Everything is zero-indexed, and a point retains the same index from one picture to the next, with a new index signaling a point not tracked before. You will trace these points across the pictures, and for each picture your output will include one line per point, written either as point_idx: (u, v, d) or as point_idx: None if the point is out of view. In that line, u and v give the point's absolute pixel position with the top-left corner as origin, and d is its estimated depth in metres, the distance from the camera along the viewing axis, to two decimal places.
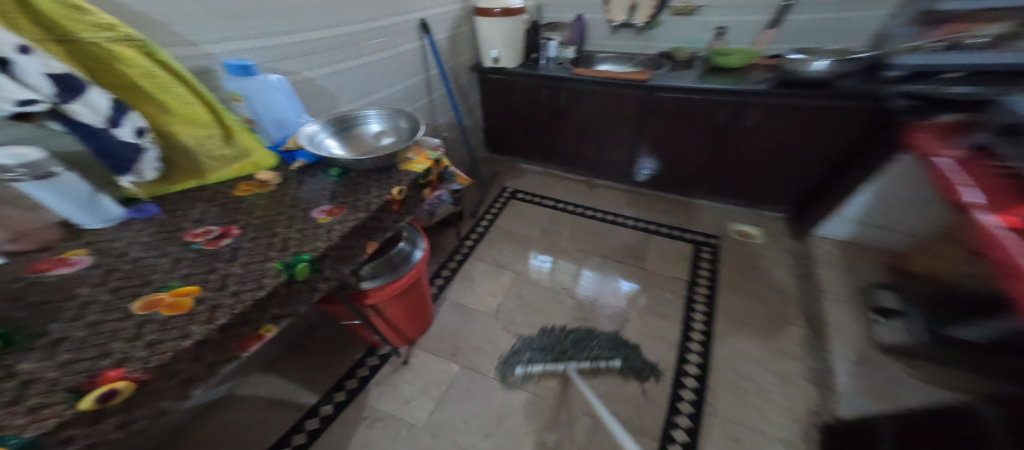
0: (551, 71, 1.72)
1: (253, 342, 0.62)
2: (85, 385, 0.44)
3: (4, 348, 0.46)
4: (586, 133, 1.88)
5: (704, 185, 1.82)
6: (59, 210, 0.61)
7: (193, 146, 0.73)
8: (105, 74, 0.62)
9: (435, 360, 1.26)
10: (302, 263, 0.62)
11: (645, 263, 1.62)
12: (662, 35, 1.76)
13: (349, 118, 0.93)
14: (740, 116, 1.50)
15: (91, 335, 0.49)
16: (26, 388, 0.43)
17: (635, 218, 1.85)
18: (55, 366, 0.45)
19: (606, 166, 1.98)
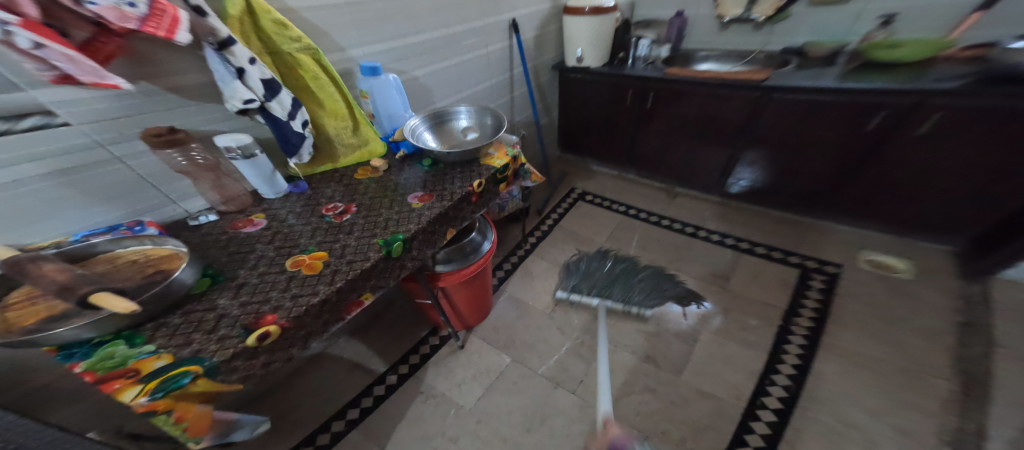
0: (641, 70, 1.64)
1: (355, 308, 0.70)
2: (251, 323, 0.56)
3: (211, 285, 0.60)
4: (678, 139, 1.73)
5: (831, 204, 1.53)
6: (254, 182, 0.75)
7: (333, 135, 0.86)
8: (290, 77, 0.77)
9: (489, 350, 1.31)
10: (398, 242, 0.70)
11: (729, 283, 1.45)
12: (786, 31, 1.53)
13: (445, 113, 1.01)
14: (906, 122, 1.20)
15: (260, 284, 0.61)
16: (219, 320, 0.56)
17: (723, 233, 1.67)
18: (237, 305, 0.58)
19: (700, 176, 1.79)
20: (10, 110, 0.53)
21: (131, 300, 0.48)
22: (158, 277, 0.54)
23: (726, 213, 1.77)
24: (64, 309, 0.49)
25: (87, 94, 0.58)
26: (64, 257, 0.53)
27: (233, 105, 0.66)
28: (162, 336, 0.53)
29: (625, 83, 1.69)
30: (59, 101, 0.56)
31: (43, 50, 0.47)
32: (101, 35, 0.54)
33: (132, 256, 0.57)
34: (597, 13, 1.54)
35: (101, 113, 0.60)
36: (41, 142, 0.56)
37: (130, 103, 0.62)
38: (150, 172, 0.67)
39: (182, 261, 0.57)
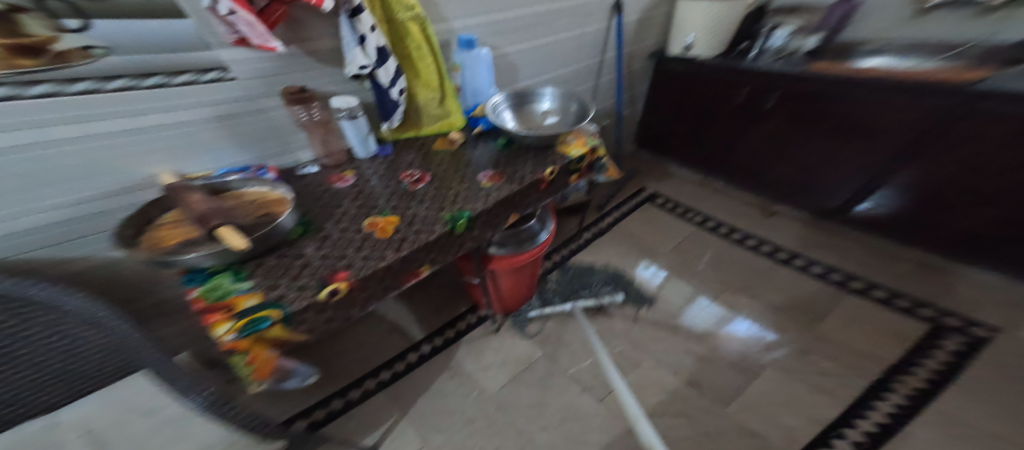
0: (769, 63, 1.40)
1: (412, 279, 0.73)
2: (325, 277, 0.61)
3: (304, 232, 0.69)
4: (799, 147, 1.46)
5: (1003, 257, 1.19)
6: (350, 140, 0.85)
7: (422, 104, 0.94)
8: (399, 46, 0.85)
9: (521, 343, 1.33)
10: (462, 220, 0.73)
11: (821, 323, 1.26)
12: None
13: (527, 94, 1.00)
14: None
15: (340, 240, 0.68)
16: (303, 268, 0.62)
17: (828, 266, 1.44)
18: (319, 256, 0.65)
19: (819, 195, 1.51)
20: (199, 65, 0.69)
21: (242, 239, 0.57)
22: (268, 218, 0.64)
23: (836, 245, 1.51)
24: (194, 236, 0.60)
25: (251, 54, 0.73)
26: (211, 188, 0.69)
27: (350, 70, 0.77)
28: (259, 273, 0.61)
29: (738, 79, 1.46)
30: (234, 59, 0.72)
31: (234, 15, 0.60)
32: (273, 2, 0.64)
33: (253, 195, 0.70)
34: None
35: (259, 72, 0.75)
36: (213, 91, 0.72)
37: (277, 65, 0.77)
38: (280, 125, 0.83)
39: (287, 205, 0.67)
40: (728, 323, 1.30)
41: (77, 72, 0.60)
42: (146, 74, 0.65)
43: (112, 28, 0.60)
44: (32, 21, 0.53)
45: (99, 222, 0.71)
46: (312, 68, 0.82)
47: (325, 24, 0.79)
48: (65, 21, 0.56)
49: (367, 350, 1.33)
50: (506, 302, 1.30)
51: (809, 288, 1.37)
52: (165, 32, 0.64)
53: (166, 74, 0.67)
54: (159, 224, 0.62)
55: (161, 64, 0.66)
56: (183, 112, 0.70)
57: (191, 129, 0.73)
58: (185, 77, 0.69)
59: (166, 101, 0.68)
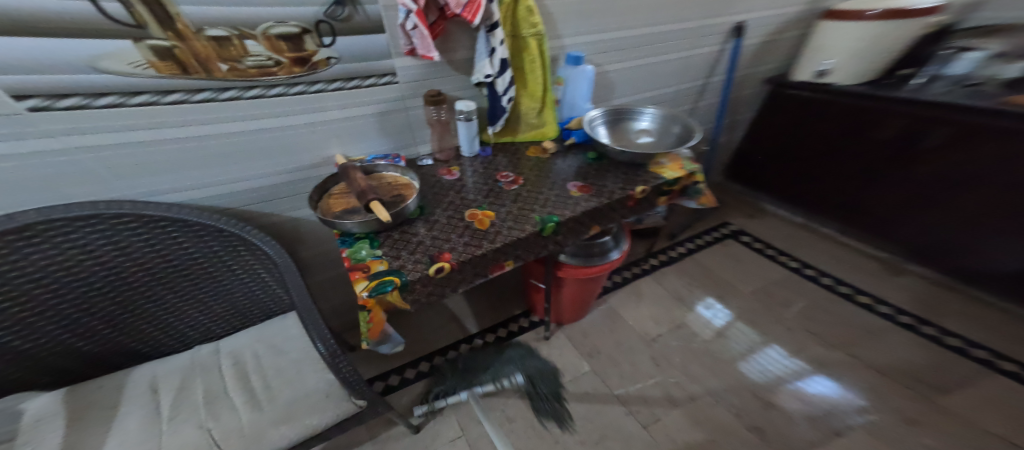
0: (938, 94, 1.21)
1: (496, 270, 0.79)
2: (433, 255, 0.72)
3: (421, 214, 0.82)
4: (949, 196, 1.27)
5: None
6: (460, 140, 0.97)
7: (523, 112, 1.02)
8: (517, 58, 0.94)
9: (572, 353, 1.34)
10: (551, 223, 0.80)
11: (935, 400, 1.09)
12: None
13: (627, 111, 1.03)
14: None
15: (446, 225, 0.80)
16: (418, 245, 0.75)
17: (948, 338, 1.24)
18: (430, 237, 0.76)
19: (965, 255, 1.31)
20: (382, 71, 0.85)
21: (385, 211, 0.71)
22: (402, 198, 0.79)
23: (965, 318, 1.29)
24: (353, 206, 0.77)
25: (416, 62, 0.88)
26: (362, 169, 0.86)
27: (476, 77, 0.90)
28: (387, 244, 0.75)
29: (886, 109, 1.30)
30: (403, 66, 0.87)
31: (415, 29, 0.76)
32: (439, 20, 0.81)
33: (389, 178, 0.86)
34: (891, 17, 1.19)
35: (417, 77, 0.90)
36: (384, 92, 0.88)
37: (430, 71, 0.91)
38: (416, 122, 0.97)
39: (413, 192, 0.81)
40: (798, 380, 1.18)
41: (316, 77, 0.79)
42: (351, 78, 0.83)
43: (347, 42, 0.78)
44: (310, 39, 0.73)
45: (287, 189, 0.91)
46: (447, 74, 0.94)
47: (466, 38, 0.90)
48: (324, 38, 0.75)
49: (429, 331, 1.43)
50: (561, 312, 1.33)
51: (927, 360, 1.19)
52: (371, 45, 0.81)
53: (362, 78, 0.84)
54: (329, 194, 0.80)
55: (363, 71, 0.83)
56: (361, 108, 0.88)
57: (361, 122, 0.90)
58: (372, 80, 0.85)
59: (354, 99, 0.86)
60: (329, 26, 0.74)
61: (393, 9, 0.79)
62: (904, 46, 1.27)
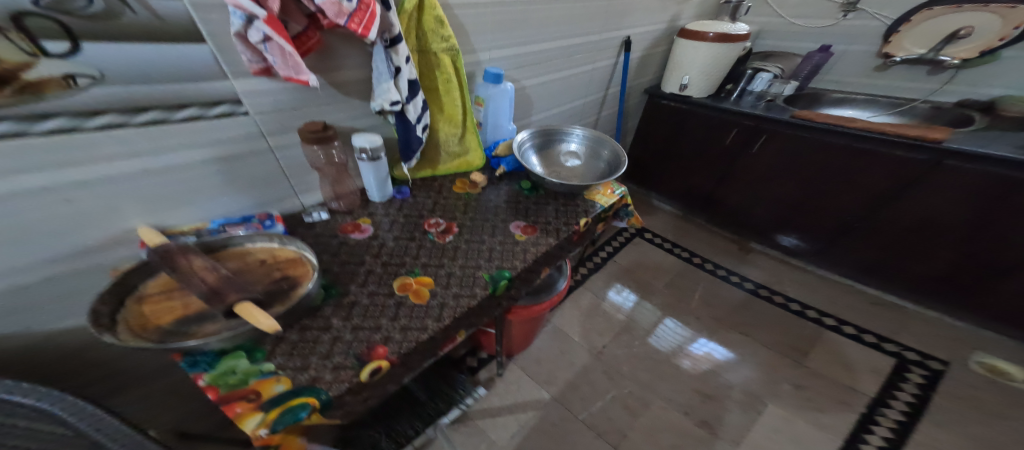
0: (758, 109, 1.48)
1: (448, 344, 0.65)
2: (362, 354, 0.53)
3: (326, 297, 0.61)
4: (776, 187, 1.55)
5: (939, 297, 1.36)
6: (366, 183, 0.77)
7: (441, 141, 0.88)
8: (427, 77, 0.80)
9: (528, 383, 1.23)
10: (503, 280, 0.67)
11: (807, 359, 1.31)
12: (974, 77, 1.31)
13: (555, 132, 0.98)
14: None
15: (370, 306, 0.60)
16: (335, 344, 0.54)
17: (792, 298, 1.53)
18: (349, 328, 0.56)
19: (786, 232, 1.62)
20: (208, 97, 0.56)
21: (272, 319, 0.50)
22: (287, 282, 0.59)
23: (811, 282, 1.60)
24: (196, 310, 0.54)
25: (270, 85, 0.61)
26: (204, 246, 0.60)
27: (377, 104, 0.71)
28: (281, 353, 0.52)
29: (729, 120, 1.54)
30: (250, 91, 0.59)
31: (266, 43, 0.53)
32: (309, 29, 0.59)
33: (260, 254, 0.63)
34: (724, 41, 1.42)
35: (275, 105, 0.63)
36: (221, 128, 0.59)
37: (299, 97, 0.66)
38: (290, 167, 0.71)
39: (308, 269, 0.61)
40: (689, 345, 1.36)
41: (44, 107, 0.45)
42: (138, 109, 0.51)
43: (106, 51, 0.46)
44: (2, 41, 0.40)
45: (52, 291, 0.55)
46: (331, 99, 0.71)
47: (359, 54, 0.70)
48: (47, 44, 0.42)
49: None
50: (511, 344, 1.21)
51: (801, 321, 1.44)
52: (173, 59, 0.51)
53: (163, 108, 0.52)
54: (139, 298, 0.54)
55: (162, 97, 0.52)
56: (181, 154, 0.57)
57: (191, 173, 0.59)
58: (190, 111, 0.55)
59: (159, 142, 0.54)
60: (59, 25, 0.42)
61: (218, 10, 0.52)
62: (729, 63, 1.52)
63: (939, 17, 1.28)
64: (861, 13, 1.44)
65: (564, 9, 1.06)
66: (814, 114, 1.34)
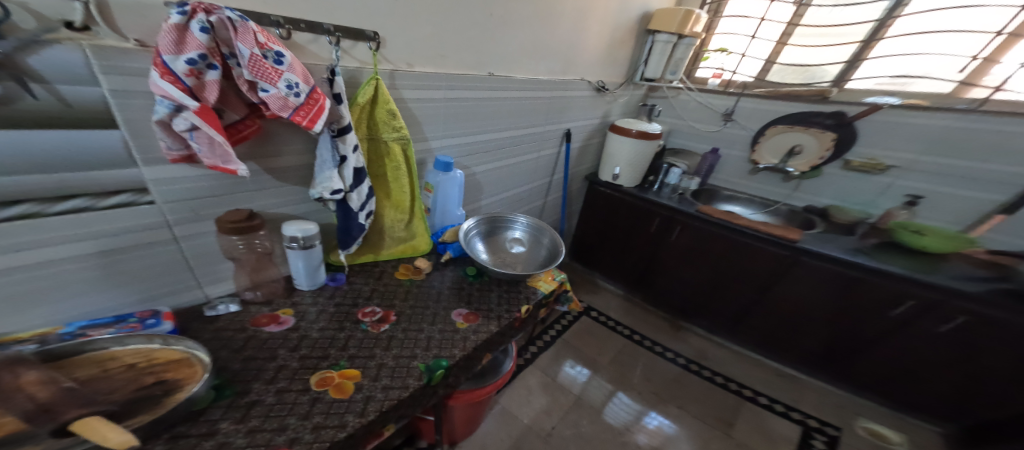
0: (672, 200, 1.70)
1: (371, 441, 0.57)
2: None
3: (214, 400, 0.50)
4: (692, 272, 1.73)
5: (829, 372, 1.54)
6: (295, 273, 0.71)
7: (387, 227, 0.86)
8: (376, 164, 0.80)
9: None
10: (440, 370, 0.62)
11: (733, 430, 1.37)
12: (813, 187, 1.63)
13: (500, 220, 1.02)
14: (929, 317, 1.23)
15: (276, 404, 0.51)
16: None
17: (717, 372, 1.64)
18: (243, 432, 0.48)
19: (703, 312, 1.78)
20: (108, 187, 0.50)
21: (126, 433, 0.41)
22: (166, 390, 0.49)
23: (729, 356, 1.74)
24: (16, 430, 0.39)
25: (191, 172, 0.56)
26: (46, 355, 0.47)
27: (318, 191, 0.67)
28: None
29: (651, 209, 1.74)
30: (163, 178, 0.54)
31: (194, 132, 0.49)
32: (248, 118, 0.57)
33: (128, 358, 0.51)
34: (643, 137, 1.65)
35: (189, 192, 0.57)
36: (109, 220, 0.51)
37: (225, 183, 0.60)
38: (197, 256, 0.62)
39: (196, 369, 0.52)
40: (643, 418, 1.37)
41: None
42: (6, 202, 0.44)
43: None
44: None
45: None
46: (270, 183, 0.67)
47: (304, 139, 0.68)
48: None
49: None
50: (453, 431, 1.10)
51: (724, 393, 1.53)
52: (67, 143, 0.45)
53: (40, 201, 0.46)
54: None
55: (40, 189, 0.45)
56: (48, 248, 0.48)
57: (56, 269, 0.50)
58: (74, 202, 0.48)
59: (17, 238, 0.45)
60: None
61: (144, 97, 0.49)
62: (650, 157, 1.76)
63: (781, 133, 1.63)
64: (736, 123, 1.76)
65: (508, 105, 1.15)
66: (712, 211, 1.58)
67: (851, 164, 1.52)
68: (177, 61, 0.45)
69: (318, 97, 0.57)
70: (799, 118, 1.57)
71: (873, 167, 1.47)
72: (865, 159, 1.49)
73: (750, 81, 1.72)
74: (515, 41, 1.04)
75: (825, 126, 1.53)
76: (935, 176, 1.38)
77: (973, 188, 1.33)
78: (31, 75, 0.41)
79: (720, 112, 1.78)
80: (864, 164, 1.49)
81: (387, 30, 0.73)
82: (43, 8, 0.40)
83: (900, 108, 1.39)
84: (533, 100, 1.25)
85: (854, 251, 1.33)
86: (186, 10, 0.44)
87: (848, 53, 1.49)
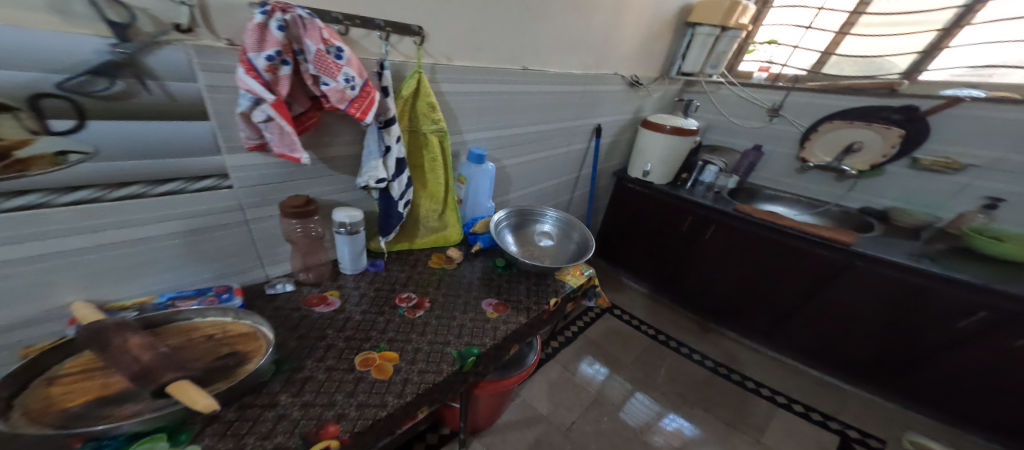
0: (707, 199, 1.65)
1: (407, 422, 0.61)
2: (310, 434, 0.49)
3: (275, 373, 0.55)
4: (727, 273, 1.68)
5: (874, 382, 1.46)
6: (341, 256, 0.76)
7: (422, 216, 0.90)
8: (414, 155, 0.83)
9: None
10: (472, 357, 0.65)
11: (765, 437, 1.33)
12: (872, 188, 1.54)
13: (531, 213, 1.04)
14: (1003, 330, 1.14)
15: (327, 381, 0.56)
16: (278, 422, 0.50)
17: (749, 376, 1.59)
18: (299, 404, 0.52)
19: (736, 314, 1.72)
20: (197, 172, 0.56)
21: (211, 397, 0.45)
22: (239, 359, 0.54)
23: (762, 361, 1.68)
24: (121, 389, 0.47)
25: (260, 161, 0.61)
26: (145, 322, 0.54)
27: (363, 179, 0.72)
28: (211, 434, 0.47)
29: (684, 208, 1.69)
30: (240, 165, 0.60)
31: (268, 122, 0.53)
32: (310, 110, 0.61)
33: (208, 329, 0.57)
34: (678, 133, 1.61)
35: (258, 179, 0.62)
36: (198, 202, 0.57)
37: (286, 172, 0.65)
38: (263, 239, 0.68)
39: (261, 343, 0.57)
40: (660, 419, 1.36)
41: (26, 182, 0.44)
42: (121, 184, 0.50)
43: (108, 131, 0.47)
44: (9, 120, 0.41)
45: None
46: (322, 174, 0.72)
47: (353, 132, 0.72)
48: (52, 121, 0.44)
49: None
50: (476, 419, 1.14)
51: (753, 399, 1.48)
52: (169, 133, 0.51)
53: (148, 183, 0.52)
54: (49, 381, 0.47)
55: (148, 172, 0.52)
56: (147, 226, 0.55)
57: (154, 244, 0.56)
58: (172, 185, 0.54)
59: (127, 216, 0.52)
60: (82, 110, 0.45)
61: (229, 91, 0.54)
62: (684, 154, 1.71)
63: (837, 129, 1.53)
64: (783, 118, 1.68)
65: (541, 99, 1.16)
66: (752, 210, 1.52)
67: (921, 162, 1.41)
68: (259, 58, 0.49)
69: (370, 90, 0.61)
70: (865, 112, 1.47)
71: (946, 166, 1.37)
72: (939, 157, 1.38)
73: (801, 75, 1.63)
74: (552, 35, 1.05)
75: (892, 122, 1.42)
76: (1013, 175, 1.27)
77: None
78: (148, 72, 0.47)
79: (766, 107, 1.70)
80: (937, 162, 1.38)
81: (431, 25, 0.76)
82: (159, 12, 0.46)
83: (986, 101, 1.27)
84: (566, 94, 1.26)
85: (913, 257, 1.24)
86: (267, 10, 0.48)
87: (925, 42, 1.39)
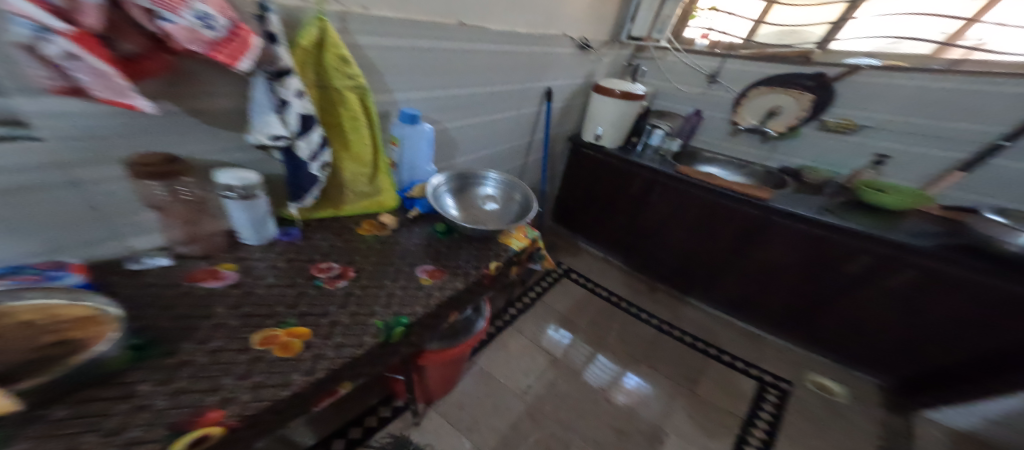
0: (654, 163, 1.69)
1: (325, 398, 0.56)
2: (183, 422, 0.42)
3: (136, 361, 0.47)
4: (669, 235, 1.75)
5: (789, 328, 1.62)
6: (240, 226, 0.67)
7: (347, 181, 0.81)
8: (326, 111, 0.73)
9: (449, 432, 1.14)
10: (400, 327, 0.60)
11: (697, 387, 1.45)
12: (789, 149, 1.64)
13: (470, 176, 0.99)
14: (881, 271, 1.29)
15: (209, 365, 0.49)
16: (137, 413, 0.42)
17: (687, 331, 1.71)
18: (168, 393, 0.45)
19: (678, 274, 1.82)
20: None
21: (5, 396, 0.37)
22: (70, 347, 0.45)
23: (699, 316, 1.80)
24: None
25: (79, 107, 0.49)
26: None
27: (257, 137, 0.62)
28: (29, 438, 0.38)
29: (634, 173, 1.72)
30: (48, 111, 0.47)
31: (72, 62, 0.40)
32: (150, 53, 0.49)
33: (24, 315, 0.46)
34: (628, 98, 1.60)
35: (84, 129, 0.51)
36: None
37: (133, 124, 0.55)
38: (108, 206, 0.58)
39: (105, 325, 0.48)
40: (621, 379, 1.42)
41: None
42: None
43: None
44: None
45: None
46: (191, 127, 0.61)
47: (231, 78, 0.62)
48: None
49: None
50: (429, 390, 1.12)
51: (690, 352, 1.60)
52: None
53: None
54: None
55: None
56: None
57: None
58: None
59: None
60: None
61: None
62: (632, 119, 1.71)
63: (761, 95, 1.61)
64: (719, 85, 1.72)
65: (483, 58, 1.08)
66: (690, 171, 1.57)
67: (827, 124, 1.52)
68: None
69: (241, 32, 0.51)
70: (784, 78, 1.54)
71: (845, 128, 1.49)
72: (840, 120, 1.50)
73: (736, 43, 1.68)
74: None
75: (805, 88, 1.51)
76: (907, 135, 1.40)
77: (944, 146, 1.35)
78: None
79: (705, 74, 1.73)
80: (837, 124, 1.50)
81: None
82: None
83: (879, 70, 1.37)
84: (512, 54, 1.18)
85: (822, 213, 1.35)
86: None
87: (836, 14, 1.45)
